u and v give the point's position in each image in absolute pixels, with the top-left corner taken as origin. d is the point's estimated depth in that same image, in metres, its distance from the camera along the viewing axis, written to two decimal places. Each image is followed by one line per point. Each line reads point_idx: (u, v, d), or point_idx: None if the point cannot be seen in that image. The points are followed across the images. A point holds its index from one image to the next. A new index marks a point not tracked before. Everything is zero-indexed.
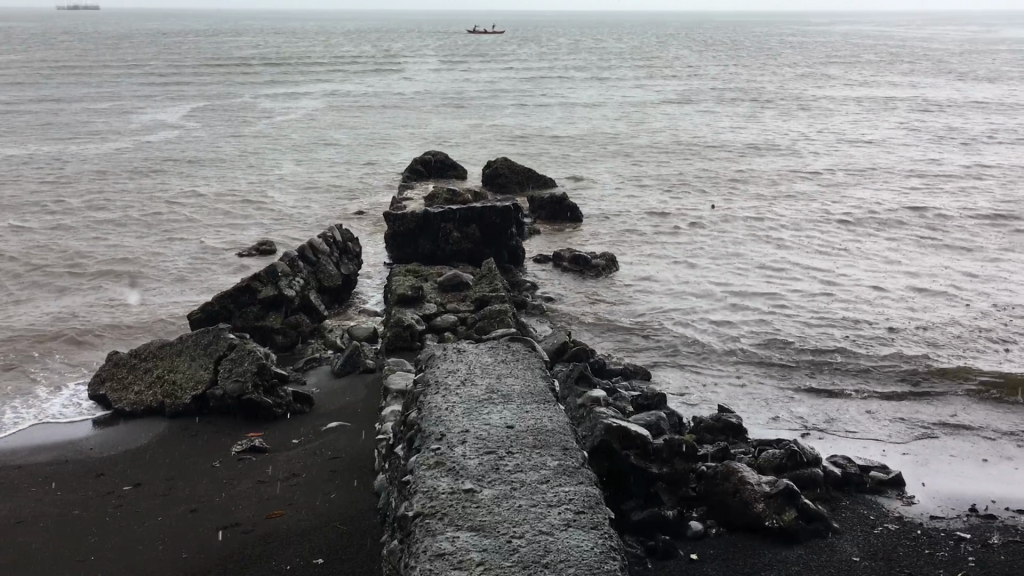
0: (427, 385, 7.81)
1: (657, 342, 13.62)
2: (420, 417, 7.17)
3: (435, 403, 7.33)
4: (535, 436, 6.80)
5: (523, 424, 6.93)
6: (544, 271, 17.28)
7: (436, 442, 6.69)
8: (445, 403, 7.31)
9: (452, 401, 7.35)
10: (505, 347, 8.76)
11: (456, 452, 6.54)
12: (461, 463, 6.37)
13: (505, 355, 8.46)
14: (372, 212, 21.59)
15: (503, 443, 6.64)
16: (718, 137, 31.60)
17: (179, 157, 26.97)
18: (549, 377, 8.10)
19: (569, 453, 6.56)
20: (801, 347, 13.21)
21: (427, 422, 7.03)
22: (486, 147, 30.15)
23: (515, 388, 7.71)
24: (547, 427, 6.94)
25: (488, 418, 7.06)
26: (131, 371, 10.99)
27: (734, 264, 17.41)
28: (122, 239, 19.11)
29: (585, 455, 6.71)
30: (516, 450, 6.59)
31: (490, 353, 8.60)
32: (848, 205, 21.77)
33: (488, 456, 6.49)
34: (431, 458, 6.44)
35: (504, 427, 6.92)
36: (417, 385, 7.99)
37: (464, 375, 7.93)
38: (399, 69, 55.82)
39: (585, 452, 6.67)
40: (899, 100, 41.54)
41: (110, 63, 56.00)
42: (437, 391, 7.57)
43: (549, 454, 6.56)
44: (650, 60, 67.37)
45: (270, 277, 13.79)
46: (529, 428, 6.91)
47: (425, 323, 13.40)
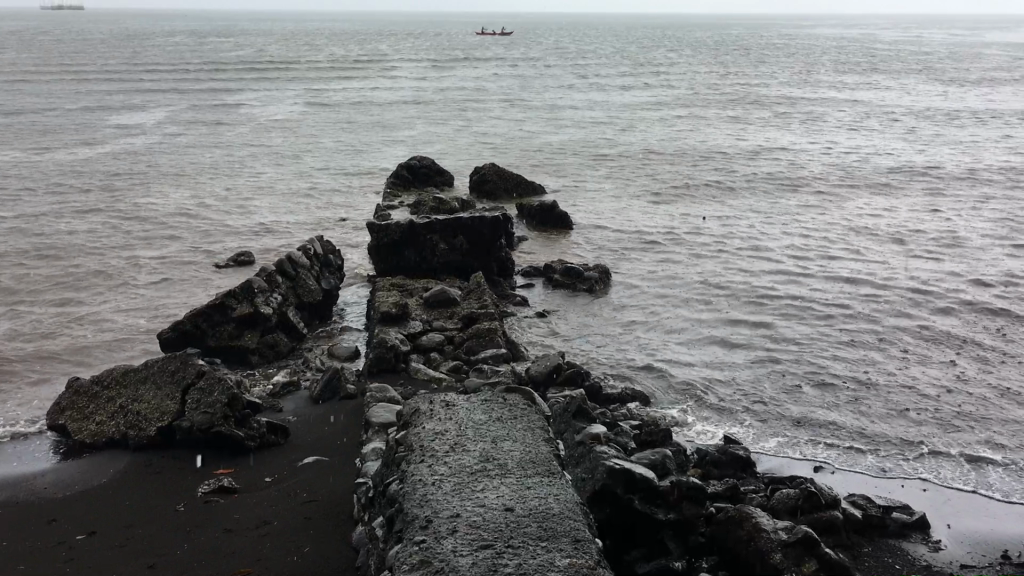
0: (413, 450, 7.06)
1: (658, 360, 12.94)
2: (405, 494, 6.41)
3: (423, 477, 6.58)
4: (538, 524, 6.06)
5: (525, 509, 6.19)
6: (535, 283, 16.62)
7: (424, 531, 5.94)
8: (434, 477, 6.57)
9: (442, 475, 6.61)
10: (498, 399, 8.03)
11: (447, 547, 5.78)
12: (452, 563, 5.61)
13: (500, 412, 7.73)
14: (356, 221, 20.88)
15: (502, 535, 5.89)
16: (709, 142, 31.03)
17: (156, 164, 26.15)
18: (552, 439, 7.36)
19: (580, 549, 5.82)
20: (809, 366, 12.58)
21: (413, 503, 6.28)
22: (473, 151, 29.51)
23: (511, 456, 6.97)
24: (552, 511, 6.21)
25: (484, 499, 6.31)
26: (92, 399, 10.17)
27: (733, 276, 16.79)
28: (93, 250, 18.31)
29: (597, 547, 5.98)
30: (517, 543, 5.84)
31: (482, 406, 7.87)
32: (847, 215, 21.22)
33: (485, 552, 5.73)
34: (418, 555, 5.68)
35: (503, 511, 6.17)
36: (401, 447, 7.24)
37: (453, 439, 7.19)
38: (384, 73, 55.09)
39: (598, 545, 5.93)
40: (890, 104, 41.19)
41: (88, 66, 54.95)
42: (423, 460, 6.84)
43: (556, 548, 5.81)
44: (636, 63, 66.99)
45: (246, 293, 12.98)
46: (530, 513, 6.17)
47: (411, 343, 12.65)
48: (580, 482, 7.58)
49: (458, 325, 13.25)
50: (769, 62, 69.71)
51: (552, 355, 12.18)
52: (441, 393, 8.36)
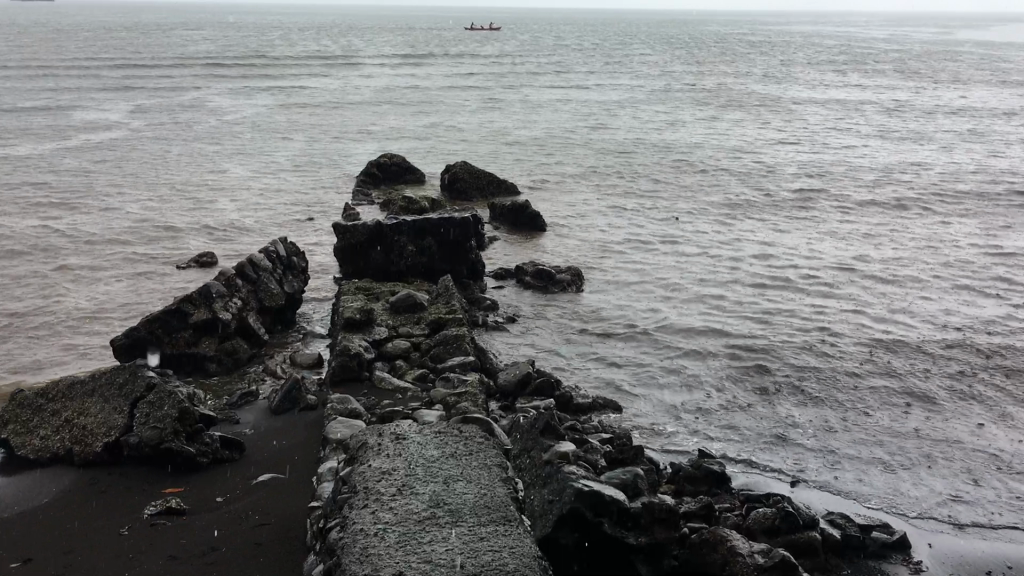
0: (358, 494, 6.68)
1: (630, 367, 12.63)
2: (344, 548, 6.05)
3: (362, 528, 6.22)
4: None
5: (474, 563, 5.81)
6: (506, 286, 16.25)
7: None
8: (376, 528, 6.20)
9: (386, 525, 6.23)
10: (453, 433, 7.68)
11: None
12: None
13: (455, 448, 7.37)
14: (324, 220, 20.40)
15: None
16: (684, 141, 30.81)
17: (118, 160, 25.50)
18: (508, 480, 7.01)
19: None
20: (785, 372, 12.31)
21: (351, 559, 5.91)
22: (446, 148, 29.10)
23: (463, 499, 6.61)
24: (504, 565, 5.83)
25: (431, 552, 5.94)
26: (36, 412, 9.62)
27: (708, 278, 16.54)
28: (49, 248, 17.71)
29: None
30: None
31: (435, 441, 7.50)
32: (823, 216, 21.04)
33: None
34: None
35: (451, 565, 5.80)
36: (345, 490, 6.87)
37: (400, 481, 6.82)
38: (357, 67, 54.54)
39: None
40: (864, 103, 41.21)
41: (54, 58, 53.96)
42: (367, 507, 6.47)
43: None
44: (612, 59, 66.89)
45: (203, 298, 12.49)
46: (481, 566, 5.80)
47: (376, 350, 12.22)
48: (546, 505, 7.19)
49: (425, 331, 12.84)
50: (745, 59, 69.85)
51: (521, 364, 11.82)
52: (395, 425, 7.98)
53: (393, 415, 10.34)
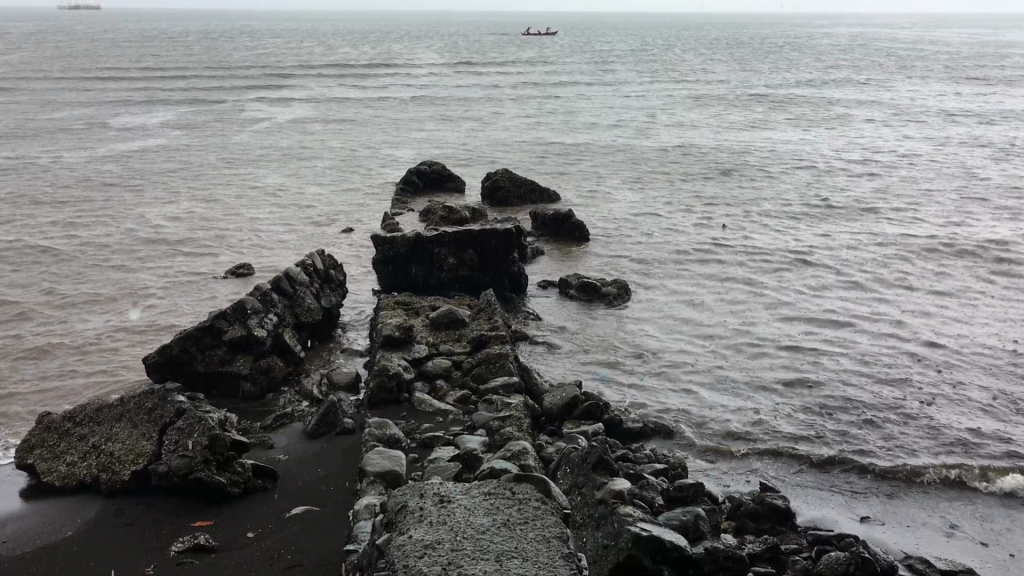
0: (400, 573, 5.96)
1: (681, 389, 12.01)
2: None
3: None
4: None
5: None
6: (549, 299, 15.68)
7: None
8: None
9: None
10: (505, 495, 6.97)
11: None
12: None
13: (510, 518, 6.64)
14: (362, 230, 20.00)
15: None
16: (729, 147, 30.03)
17: (157, 169, 25.35)
18: (570, 558, 6.27)
19: None
20: (846, 399, 11.62)
21: None
22: (486, 155, 28.60)
23: None
24: None
25: None
26: (62, 438, 9.23)
27: (761, 292, 15.84)
28: (85, 259, 17.49)
29: None
30: None
31: (486, 508, 6.78)
32: (877, 227, 20.22)
33: None
34: None
35: None
36: (382, 563, 6.16)
37: (446, 560, 6.08)
38: (396, 73, 54.26)
39: None
40: (914, 108, 40.08)
41: (96, 67, 54.36)
42: None
43: None
44: (651, 64, 66.19)
45: (238, 314, 12.08)
46: None
47: (415, 370, 11.71)
48: (600, 551, 6.57)
49: (467, 349, 12.31)
50: (788, 63, 68.82)
51: (568, 386, 11.24)
52: (443, 483, 7.27)
53: (433, 441, 9.82)
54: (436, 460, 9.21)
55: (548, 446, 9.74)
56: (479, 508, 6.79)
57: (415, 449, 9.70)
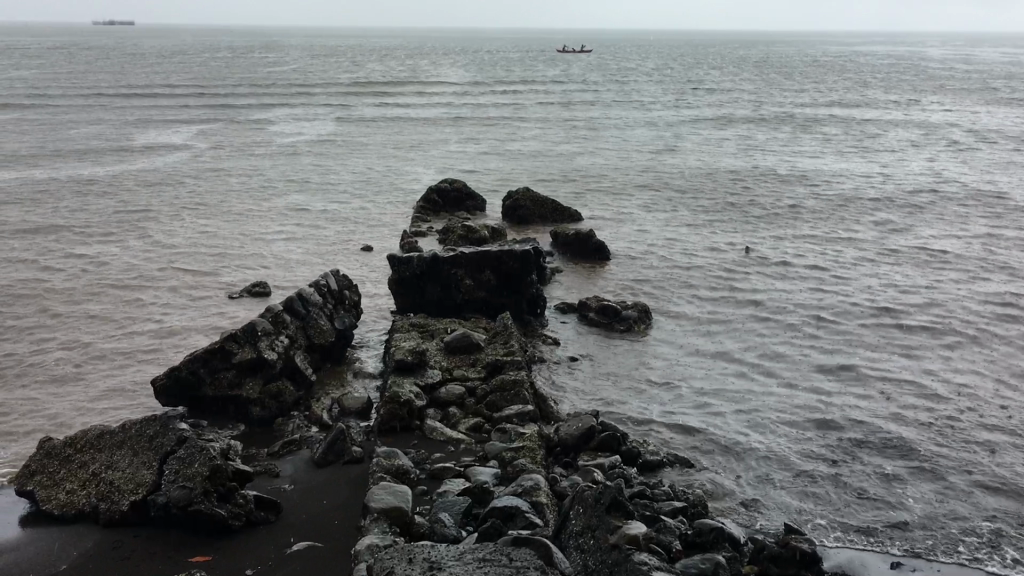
0: None
1: (701, 420, 11.62)
2: None
3: None
4: None
5: None
6: (568, 323, 15.34)
7: None
8: None
9: None
10: (501, 558, 6.50)
11: None
12: None
13: None
14: (381, 249, 19.77)
15: None
16: (756, 168, 29.63)
17: (177, 186, 25.30)
18: None
19: None
20: (875, 435, 11.18)
21: None
22: (508, 174, 28.35)
23: None
24: None
25: None
26: (62, 464, 8.98)
27: (786, 320, 15.44)
28: (101, 277, 17.35)
29: None
30: None
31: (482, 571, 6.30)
32: (908, 254, 19.74)
33: None
34: None
35: None
36: None
37: None
38: (420, 90, 54.15)
39: None
40: (945, 130, 39.49)
41: (121, 83, 54.71)
42: None
43: None
44: (678, 81, 65.94)
45: (248, 336, 11.82)
46: None
47: (428, 396, 11.39)
48: None
49: (481, 374, 11.96)
50: (816, 82, 68.35)
51: (584, 415, 10.86)
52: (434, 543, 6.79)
53: (443, 473, 9.48)
54: (446, 493, 8.86)
55: (563, 480, 9.37)
56: (476, 571, 6.33)
57: (424, 481, 9.35)
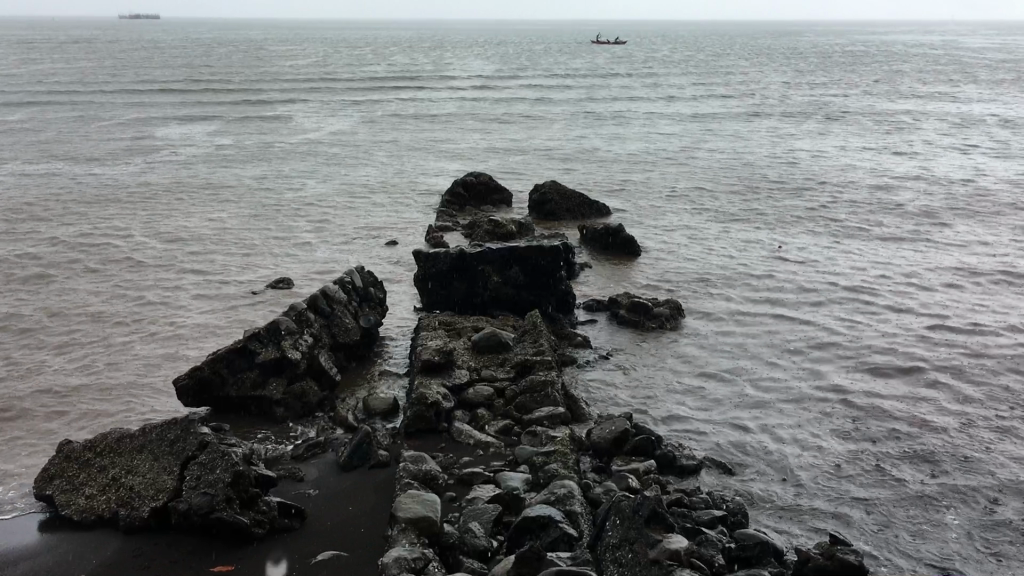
0: None
1: (737, 421, 11.26)
2: None
3: None
4: None
5: None
6: (598, 319, 15.01)
7: None
8: None
9: None
10: None
11: None
12: None
13: None
14: (405, 244, 19.50)
15: None
16: (785, 160, 29.12)
17: (201, 180, 25.18)
18: None
19: None
20: (919, 440, 10.76)
21: None
22: (533, 166, 28.02)
23: None
24: None
25: None
26: (82, 468, 8.74)
27: (822, 317, 15.02)
28: (124, 274, 17.22)
29: None
30: None
31: None
32: (946, 248, 19.21)
33: None
34: None
35: None
36: None
37: None
38: (442, 82, 53.89)
39: None
40: (981, 120, 38.64)
41: (146, 76, 54.86)
42: None
43: None
44: (703, 72, 65.32)
45: (272, 336, 11.55)
46: None
47: (455, 397, 11.08)
48: None
49: (510, 375, 11.63)
50: (844, 72, 67.42)
51: (617, 418, 10.50)
52: None
53: (472, 478, 9.15)
54: (475, 500, 8.54)
55: (596, 486, 9.03)
56: None
57: (453, 486, 9.03)
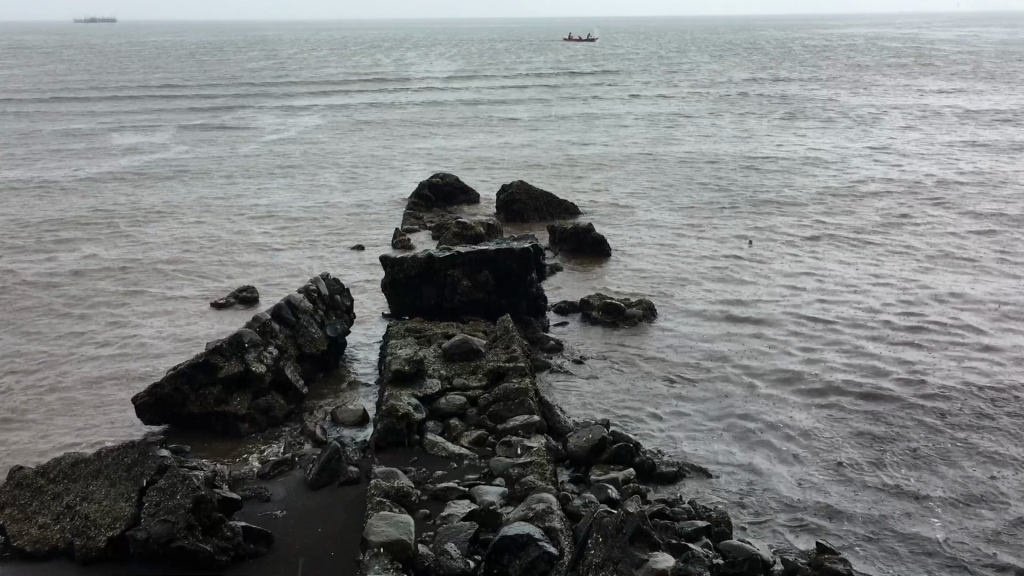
0: None
1: (717, 425, 11.05)
2: None
3: None
4: None
5: None
6: (571, 322, 14.75)
7: None
8: None
9: None
10: None
11: None
12: None
13: None
14: (372, 248, 19.12)
15: None
16: (752, 155, 29.09)
17: (160, 186, 24.56)
18: None
19: None
20: (900, 439, 10.62)
21: None
22: (500, 166, 27.72)
23: None
24: None
25: None
26: (33, 496, 8.27)
27: (796, 313, 14.88)
28: (82, 287, 16.66)
29: None
30: None
31: None
32: (917, 241, 19.18)
33: None
34: None
35: None
36: None
37: None
38: (406, 82, 53.40)
39: None
40: (944, 112, 38.91)
41: (101, 81, 53.81)
42: None
43: None
44: (667, 68, 65.37)
45: (234, 348, 11.13)
46: None
47: (427, 407, 10.74)
48: None
49: (482, 383, 11.31)
50: (807, 66, 67.80)
51: (594, 426, 10.23)
52: None
53: (447, 493, 8.81)
54: (450, 517, 8.22)
55: (574, 497, 8.75)
56: None
57: (427, 503, 8.70)
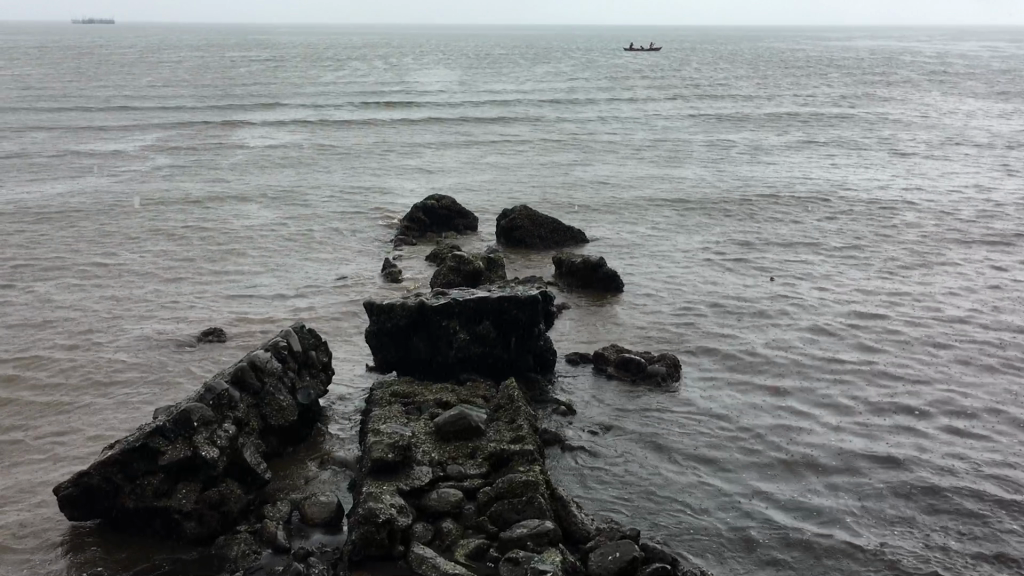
0: None
1: (759, 524, 9.27)
2: None
3: None
4: None
5: None
6: (583, 377, 12.84)
7: None
8: None
9: None
10: None
11: None
12: None
13: None
14: (359, 280, 17.26)
15: None
16: (769, 179, 27.29)
17: (130, 211, 22.77)
18: None
19: None
20: (975, 550, 8.87)
21: None
22: (500, 187, 25.86)
23: None
24: None
25: None
26: None
27: (838, 372, 13.05)
28: (24, 326, 14.83)
29: None
30: None
31: None
32: (963, 280, 17.32)
33: None
34: None
35: None
36: None
37: None
38: (402, 93, 51.50)
39: None
40: (968, 133, 37.01)
41: (89, 89, 51.86)
42: None
43: None
44: (671, 81, 63.66)
45: (181, 428, 9.11)
46: None
47: (414, 506, 8.77)
48: None
49: (483, 471, 9.32)
50: (820, 81, 66.10)
51: (621, 539, 8.28)
52: None
53: None
54: None
55: None
56: None
57: None
